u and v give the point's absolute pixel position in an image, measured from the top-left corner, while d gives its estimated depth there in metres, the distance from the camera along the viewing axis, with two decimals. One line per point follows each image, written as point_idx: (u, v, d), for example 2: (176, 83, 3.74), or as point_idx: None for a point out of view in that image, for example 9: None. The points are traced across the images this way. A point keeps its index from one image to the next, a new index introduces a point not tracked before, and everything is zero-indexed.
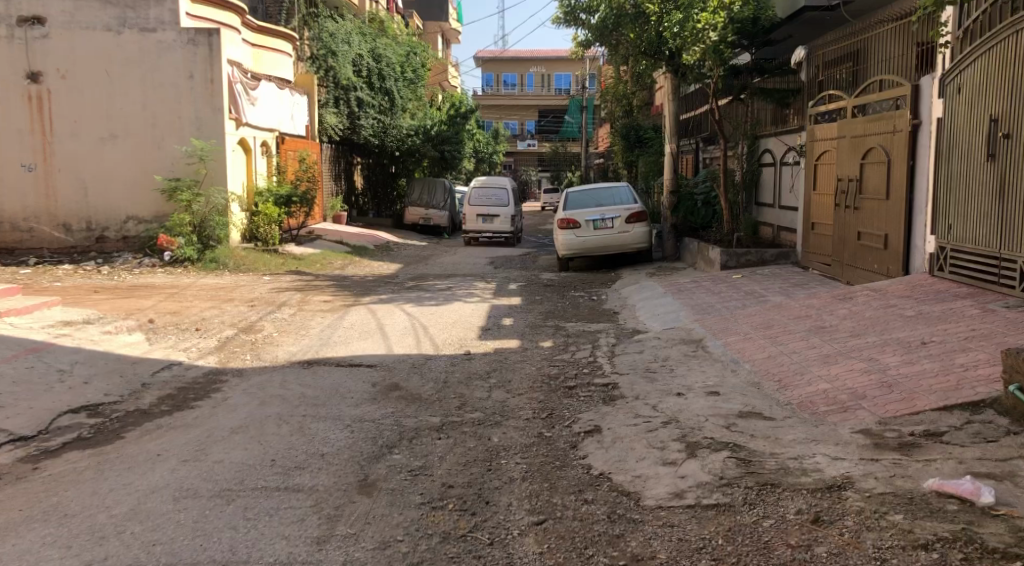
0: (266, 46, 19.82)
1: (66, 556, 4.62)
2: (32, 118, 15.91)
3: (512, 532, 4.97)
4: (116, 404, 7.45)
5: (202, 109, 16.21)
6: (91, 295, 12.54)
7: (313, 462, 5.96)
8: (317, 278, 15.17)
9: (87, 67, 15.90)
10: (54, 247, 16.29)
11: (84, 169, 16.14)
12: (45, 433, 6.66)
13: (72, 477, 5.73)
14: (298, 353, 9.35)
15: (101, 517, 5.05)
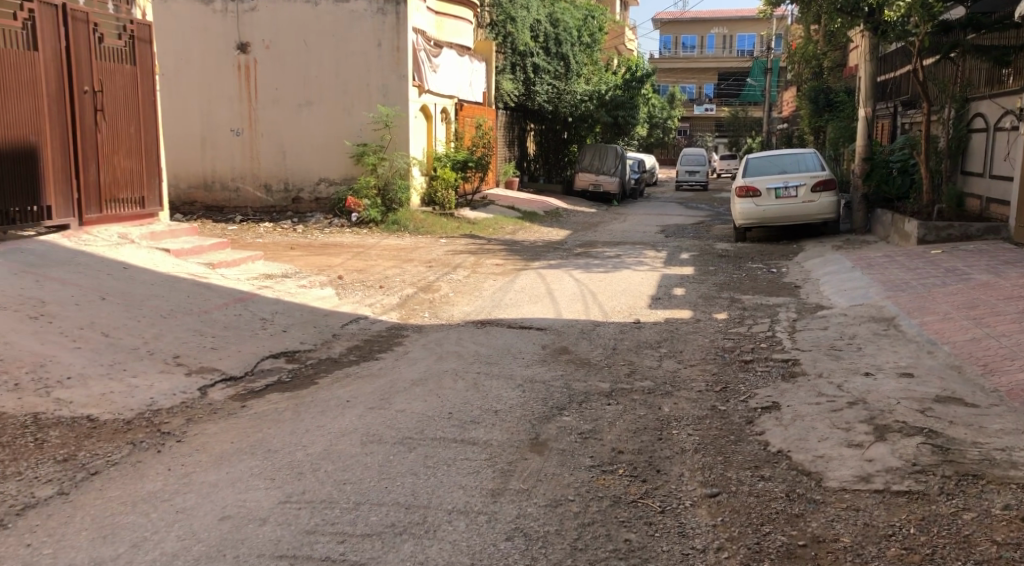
0: (448, 14, 20.16)
1: (270, 486, 4.98)
2: (240, 86, 17.11)
3: (684, 502, 4.91)
4: (310, 351, 7.96)
5: (388, 76, 16.73)
6: (288, 252, 13.36)
7: (488, 417, 6.11)
8: (490, 242, 15.44)
9: (288, 37, 16.86)
10: (256, 206, 17.50)
11: (283, 134, 17.18)
12: (250, 374, 7.21)
13: (274, 416, 6.17)
14: (473, 312, 9.61)
15: (299, 454, 5.42)
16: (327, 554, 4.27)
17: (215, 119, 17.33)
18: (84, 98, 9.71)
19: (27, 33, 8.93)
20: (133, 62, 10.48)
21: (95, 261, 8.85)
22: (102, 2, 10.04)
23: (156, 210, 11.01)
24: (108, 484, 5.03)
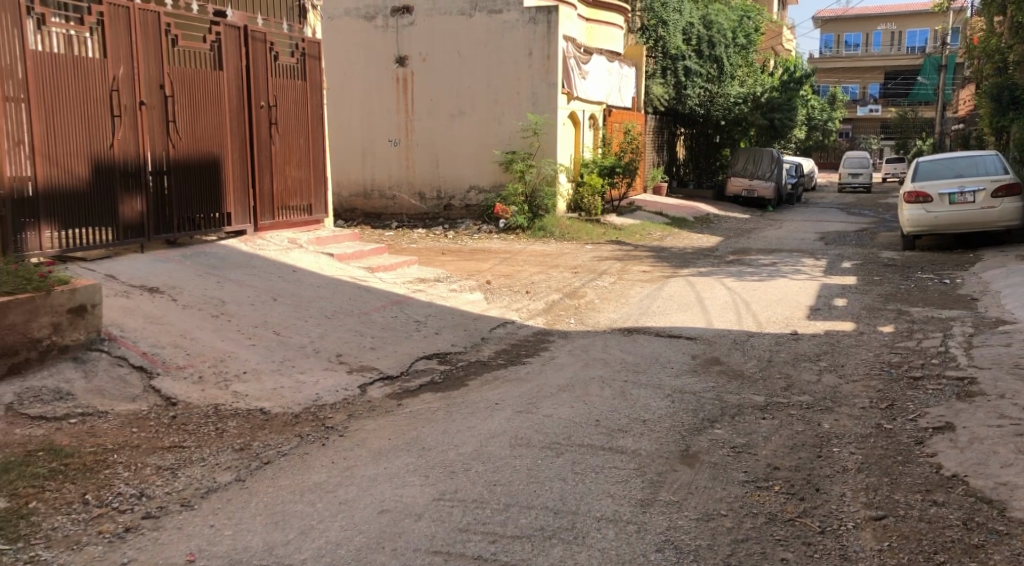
0: (599, 20, 20.15)
1: (424, 483, 5.07)
2: (399, 98, 17.78)
3: (846, 524, 4.63)
4: (460, 353, 8.09)
5: (538, 85, 16.80)
6: (439, 257, 13.68)
7: (636, 426, 5.99)
8: (638, 248, 15.25)
9: (444, 50, 17.32)
10: (411, 213, 18.07)
11: (438, 144, 17.66)
12: (404, 373, 7.40)
13: (427, 415, 6.30)
14: (619, 319, 9.50)
15: (451, 453, 5.49)
16: (478, 553, 4.30)
17: (376, 130, 18.07)
18: (261, 113, 10.29)
19: (214, 54, 9.54)
20: (303, 78, 11.02)
21: (267, 264, 9.35)
22: (278, 22, 10.61)
23: (321, 217, 11.53)
24: (278, 474, 5.26)
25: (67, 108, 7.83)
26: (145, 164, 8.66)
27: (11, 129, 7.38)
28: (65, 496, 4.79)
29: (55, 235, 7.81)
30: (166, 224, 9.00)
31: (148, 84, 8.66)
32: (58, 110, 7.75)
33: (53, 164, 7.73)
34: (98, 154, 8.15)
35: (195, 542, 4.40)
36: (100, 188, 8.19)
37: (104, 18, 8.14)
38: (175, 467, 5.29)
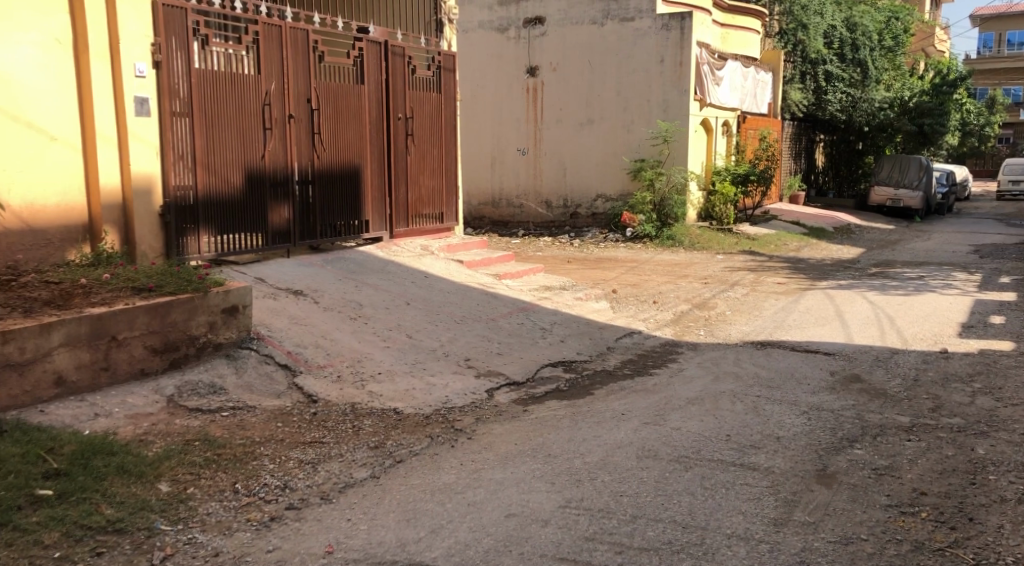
0: (735, 26, 19.73)
1: (550, 489, 5.13)
2: (529, 107, 18.03)
3: (1003, 559, 4.39)
4: (587, 362, 8.13)
5: (669, 91, 16.55)
6: (565, 265, 13.79)
7: (769, 443, 5.87)
8: (772, 259, 14.86)
9: (575, 59, 17.40)
10: (537, 221, 18.28)
11: (565, 152, 17.77)
12: (531, 380, 7.50)
13: (553, 422, 6.37)
14: (752, 332, 9.30)
15: (577, 461, 5.54)
16: (607, 563, 4.33)
17: (506, 139, 18.40)
18: (398, 124, 10.65)
19: (356, 69, 9.94)
20: (439, 90, 11.34)
21: (400, 269, 9.68)
22: (416, 37, 10.99)
23: (452, 224, 11.83)
24: (410, 473, 5.46)
25: (224, 122, 8.35)
26: (292, 174, 9.13)
27: (175, 141, 7.94)
28: (218, 484, 5.12)
29: (212, 239, 8.35)
30: (309, 230, 9.45)
31: (296, 98, 9.11)
32: (218, 123, 8.30)
33: (210, 173, 8.26)
34: (251, 164, 8.64)
35: (335, 534, 4.63)
36: (252, 196, 8.70)
37: (259, 37, 8.62)
38: (315, 461, 5.57)
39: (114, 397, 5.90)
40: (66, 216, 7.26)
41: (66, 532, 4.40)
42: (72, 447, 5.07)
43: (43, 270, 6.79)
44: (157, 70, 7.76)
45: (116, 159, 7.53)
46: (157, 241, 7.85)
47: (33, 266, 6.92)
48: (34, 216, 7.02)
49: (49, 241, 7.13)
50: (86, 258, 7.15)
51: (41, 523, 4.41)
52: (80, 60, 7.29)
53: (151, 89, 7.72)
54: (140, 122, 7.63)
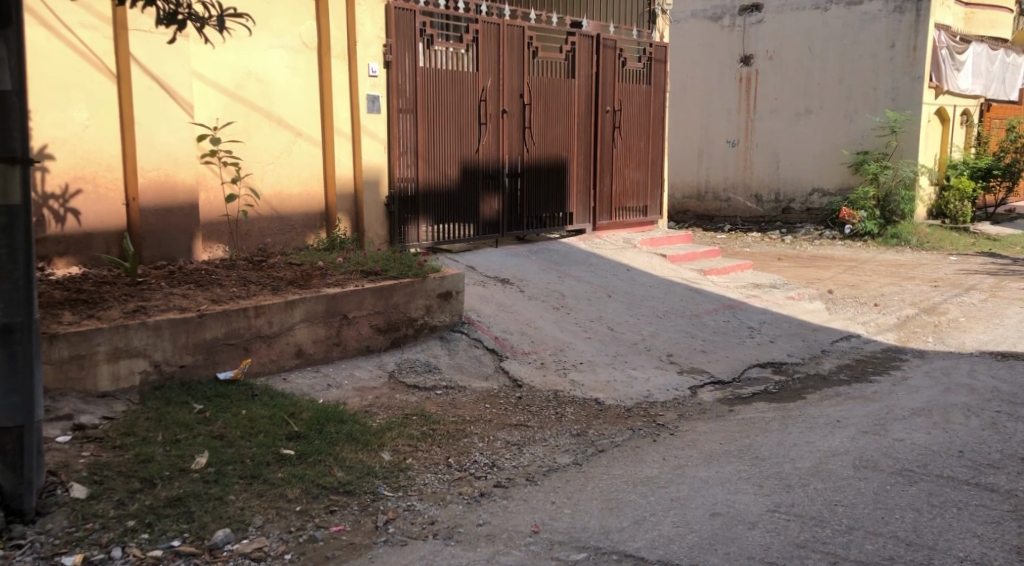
0: (983, 4, 17.91)
1: (759, 492, 5.01)
2: (741, 97, 17.51)
3: None
4: (799, 364, 7.82)
5: (899, 79, 15.56)
6: (776, 262, 13.31)
7: (1011, 464, 5.40)
8: (1015, 263, 13.57)
9: (794, 46, 16.69)
10: (746, 216, 17.73)
11: (779, 144, 17.10)
12: (738, 380, 7.33)
13: (762, 424, 6.20)
14: (990, 342, 8.56)
15: (788, 466, 5.36)
16: None
17: (715, 130, 17.97)
18: (606, 117, 10.71)
19: (568, 63, 10.10)
20: (648, 82, 11.30)
21: (604, 261, 9.76)
22: (628, 29, 10.95)
23: (656, 218, 11.77)
24: (613, 463, 5.51)
25: (445, 117, 8.78)
26: (503, 166, 9.43)
27: (400, 137, 8.42)
28: (432, 457, 5.42)
29: (429, 229, 8.80)
30: (516, 222, 9.73)
31: (510, 94, 9.41)
32: (438, 118, 8.72)
33: (430, 167, 8.70)
34: (466, 157, 9.02)
35: (540, 516, 4.77)
36: (467, 188, 9.08)
37: (479, 36, 8.97)
38: (520, 443, 5.75)
39: (343, 370, 6.38)
40: (309, 204, 7.88)
41: (305, 489, 4.82)
42: (309, 413, 5.56)
43: (287, 253, 7.50)
44: (388, 70, 8.27)
45: (350, 152, 8.09)
46: (382, 229, 8.38)
47: (280, 249, 7.62)
48: (282, 205, 7.68)
49: (293, 227, 7.78)
50: (322, 242, 7.82)
51: (285, 479, 4.86)
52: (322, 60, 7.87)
53: (381, 87, 8.27)
54: (373, 118, 8.22)
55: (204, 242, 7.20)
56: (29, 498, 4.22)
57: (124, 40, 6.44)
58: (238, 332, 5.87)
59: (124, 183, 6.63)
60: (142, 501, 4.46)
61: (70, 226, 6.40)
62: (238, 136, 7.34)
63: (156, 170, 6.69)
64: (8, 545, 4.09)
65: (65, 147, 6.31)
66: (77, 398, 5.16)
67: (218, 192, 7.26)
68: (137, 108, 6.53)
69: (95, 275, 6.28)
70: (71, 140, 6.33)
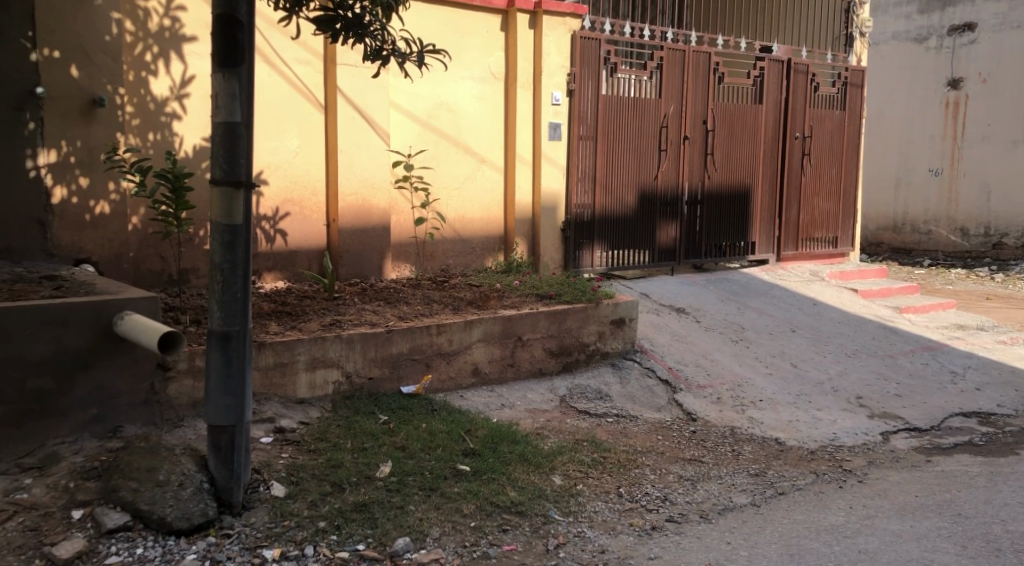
0: None
1: (961, 554, 4.65)
2: (947, 123, 16.43)
3: None
4: (1009, 417, 7.19)
5: None
6: (984, 302, 12.35)
7: None
8: None
9: (1012, 67, 15.42)
10: (949, 250, 16.56)
11: (991, 174, 15.82)
12: (936, 429, 6.84)
13: (966, 479, 5.76)
14: None
15: (996, 528, 4.95)
16: None
17: (916, 159, 16.96)
18: (795, 144, 10.35)
19: (755, 89, 9.87)
20: (842, 108, 10.83)
21: (787, 294, 9.41)
22: (822, 53, 10.61)
23: (846, 250, 11.22)
24: (796, 507, 5.30)
25: (625, 143, 8.79)
26: (682, 193, 9.32)
27: (581, 163, 8.51)
28: (604, 485, 5.42)
29: (604, 254, 8.83)
30: (694, 250, 9.57)
31: (693, 120, 9.30)
32: (618, 144, 8.75)
33: (607, 192, 8.74)
34: (646, 185, 9.00)
35: (715, 555, 4.66)
36: (644, 214, 9.04)
37: (663, 62, 8.94)
38: (695, 479, 5.64)
39: (516, 391, 6.51)
40: (489, 227, 8.15)
41: (480, 505, 4.94)
42: (484, 431, 5.73)
43: (467, 275, 7.77)
44: (570, 97, 8.38)
45: (530, 178, 8.27)
46: (558, 254, 8.49)
47: (461, 271, 7.91)
48: (465, 228, 7.98)
49: (474, 250, 8.06)
50: (499, 265, 8.07)
51: (462, 494, 5.01)
52: (508, 89, 8.12)
53: (563, 115, 8.36)
54: (552, 145, 8.30)
55: (393, 262, 7.59)
56: (237, 492, 4.62)
57: (332, 72, 6.94)
58: (421, 347, 6.13)
59: (327, 206, 7.12)
60: (333, 504, 4.75)
61: (279, 245, 6.95)
62: (429, 163, 7.69)
63: (355, 195, 7.15)
64: (219, 533, 4.47)
65: (278, 172, 6.85)
66: (278, 402, 5.56)
67: (408, 215, 7.64)
68: (340, 137, 7.01)
69: (298, 290, 6.76)
70: (284, 165, 6.86)
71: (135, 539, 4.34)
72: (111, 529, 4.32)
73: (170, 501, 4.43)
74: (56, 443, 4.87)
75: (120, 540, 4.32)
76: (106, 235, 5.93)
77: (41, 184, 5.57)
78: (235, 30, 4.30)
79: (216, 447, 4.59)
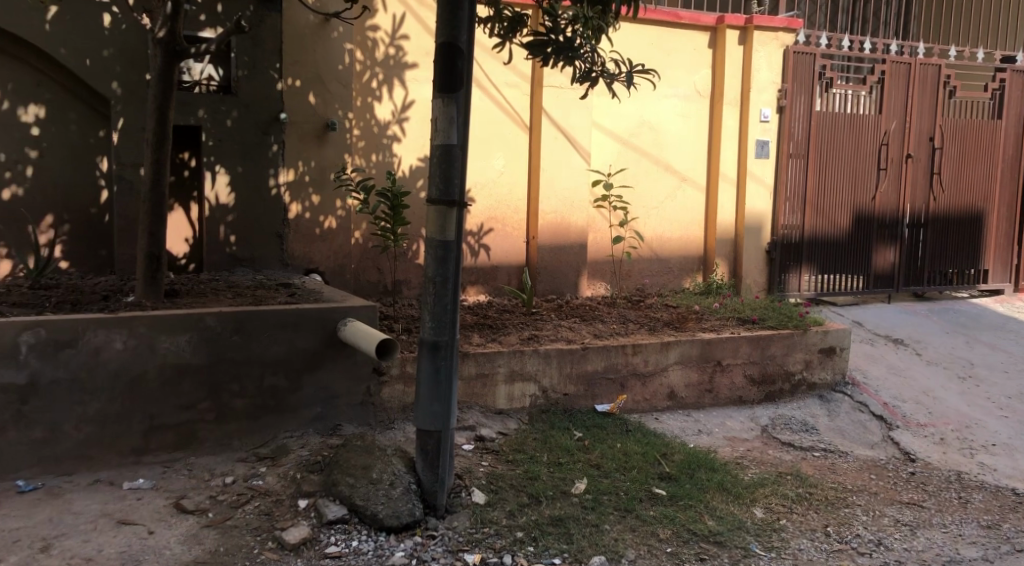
0: None
1: None
2: None
3: None
4: None
5: None
6: None
7: None
8: None
9: None
10: None
11: None
12: None
13: None
14: None
15: None
16: None
17: None
18: None
19: (994, 102, 9.06)
20: None
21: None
22: None
23: None
24: None
25: (839, 161, 8.38)
26: (903, 216, 8.73)
27: (789, 183, 8.22)
28: (809, 522, 5.16)
29: (812, 279, 8.46)
30: (916, 276, 8.91)
31: (918, 137, 8.68)
32: (831, 163, 8.35)
33: (817, 213, 8.38)
34: (862, 207, 8.54)
35: None
36: (858, 237, 8.56)
37: (885, 76, 8.43)
38: (914, 525, 5.23)
39: (715, 417, 6.41)
40: (687, 247, 8.12)
41: (676, 531, 4.90)
42: (681, 456, 5.69)
43: (664, 295, 7.78)
44: (780, 115, 8.13)
45: (734, 198, 8.15)
46: (761, 277, 8.28)
47: (656, 290, 7.94)
48: (663, 247, 8.00)
49: (672, 270, 8.06)
50: (699, 286, 8.01)
51: (658, 518, 5.00)
52: (714, 109, 8.05)
53: (773, 132, 8.15)
54: (759, 162, 8.12)
55: (589, 279, 7.77)
56: (441, 495, 4.88)
57: (538, 95, 7.23)
58: (617, 367, 6.20)
59: (528, 223, 7.40)
60: (529, 516, 4.91)
61: (482, 259, 7.33)
62: (630, 182, 7.79)
63: (555, 213, 7.43)
64: (424, 533, 4.73)
65: (482, 192, 7.22)
66: (479, 412, 5.84)
67: (606, 233, 7.78)
68: (543, 155, 7.31)
69: (498, 304, 7.11)
70: (489, 184, 7.24)
71: (351, 531, 4.68)
72: (331, 520, 4.69)
73: (381, 499, 4.72)
74: (286, 436, 5.43)
75: (338, 531, 4.68)
76: (333, 247, 6.53)
77: (280, 202, 6.30)
78: (456, 58, 4.65)
79: (424, 449, 4.88)
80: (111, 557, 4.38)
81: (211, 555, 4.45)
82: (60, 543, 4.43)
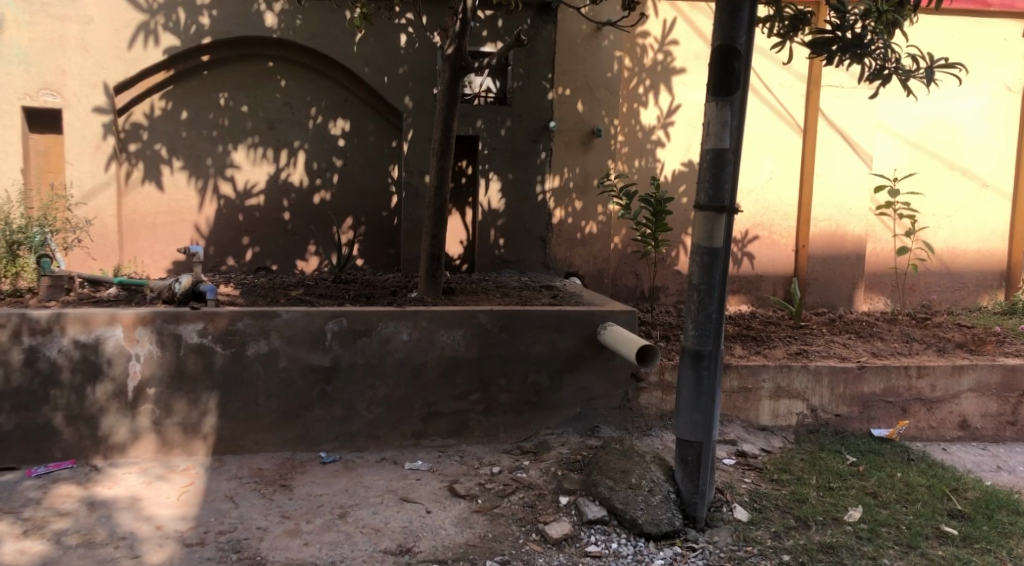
0: None
1: None
2: None
3: None
4: None
5: None
6: None
7: None
8: None
9: None
10: None
11: None
12: None
13: None
14: None
15: None
16: None
17: None
18: None
19: None
20: None
21: None
22: None
23: None
24: None
25: None
26: None
27: None
28: None
29: None
30: None
31: None
32: None
33: None
34: None
35: None
36: None
37: None
38: None
39: (1018, 454, 5.67)
40: (985, 261, 7.24)
41: None
42: (976, 493, 5.08)
43: (956, 313, 7.01)
44: None
45: None
46: None
47: (947, 307, 7.17)
48: (956, 261, 7.21)
49: (966, 286, 7.24)
50: (1000, 305, 7.11)
51: (946, 558, 4.51)
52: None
53: None
54: None
55: (866, 293, 7.18)
56: (701, 508, 4.79)
57: (814, 96, 6.84)
58: (898, 390, 5.71)
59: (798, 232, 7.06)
60: (797, 539, 4.65)
61: (746, 267, 7.09)
62: (919, 188, 7.10)
63: (828, 221, 6.98)
64: (684, 545, 4.67)
65: (749, 199, 6.97)
66: (741, 426, 5.63)
67: (888, 245, 7.15)
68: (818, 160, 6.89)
69: (762, 315, 6.82)
70: (756, 190, 6.98)
71: (610, 533, 4.71)
72: (591, 519, 4.75)
73: (641, 505, 4.74)
74: (548, 432, 5.59)
75: (598, 532, 4.72)
76: (593, 252, 6.70)
77: (546, 207, 6.55)
78: (733, 61, 4.52)
79: (684, 460, 4.81)
80: (396, 530, 4.73)
81: (481, 539, 4.68)
82: (355, 512, 4.86)
